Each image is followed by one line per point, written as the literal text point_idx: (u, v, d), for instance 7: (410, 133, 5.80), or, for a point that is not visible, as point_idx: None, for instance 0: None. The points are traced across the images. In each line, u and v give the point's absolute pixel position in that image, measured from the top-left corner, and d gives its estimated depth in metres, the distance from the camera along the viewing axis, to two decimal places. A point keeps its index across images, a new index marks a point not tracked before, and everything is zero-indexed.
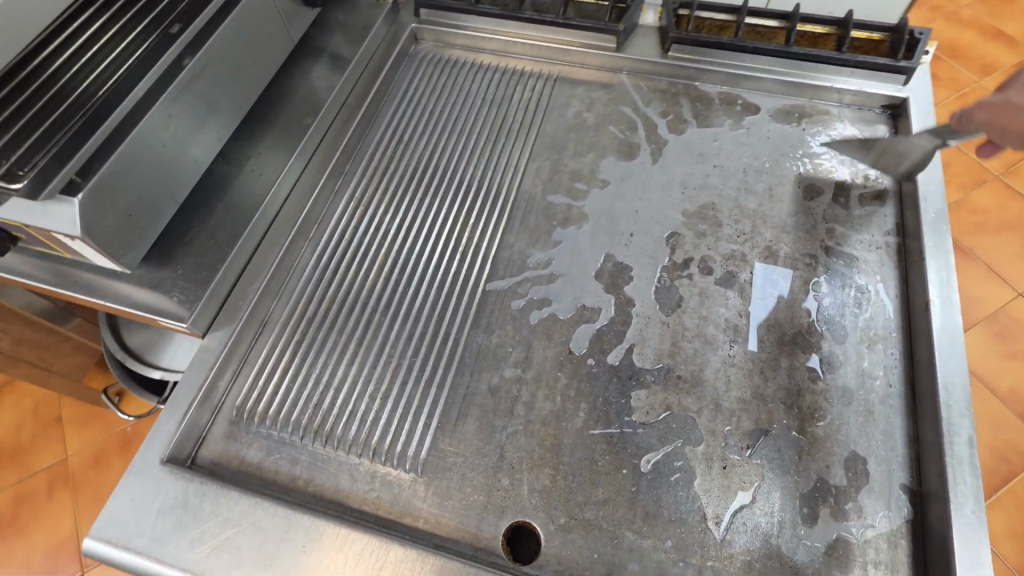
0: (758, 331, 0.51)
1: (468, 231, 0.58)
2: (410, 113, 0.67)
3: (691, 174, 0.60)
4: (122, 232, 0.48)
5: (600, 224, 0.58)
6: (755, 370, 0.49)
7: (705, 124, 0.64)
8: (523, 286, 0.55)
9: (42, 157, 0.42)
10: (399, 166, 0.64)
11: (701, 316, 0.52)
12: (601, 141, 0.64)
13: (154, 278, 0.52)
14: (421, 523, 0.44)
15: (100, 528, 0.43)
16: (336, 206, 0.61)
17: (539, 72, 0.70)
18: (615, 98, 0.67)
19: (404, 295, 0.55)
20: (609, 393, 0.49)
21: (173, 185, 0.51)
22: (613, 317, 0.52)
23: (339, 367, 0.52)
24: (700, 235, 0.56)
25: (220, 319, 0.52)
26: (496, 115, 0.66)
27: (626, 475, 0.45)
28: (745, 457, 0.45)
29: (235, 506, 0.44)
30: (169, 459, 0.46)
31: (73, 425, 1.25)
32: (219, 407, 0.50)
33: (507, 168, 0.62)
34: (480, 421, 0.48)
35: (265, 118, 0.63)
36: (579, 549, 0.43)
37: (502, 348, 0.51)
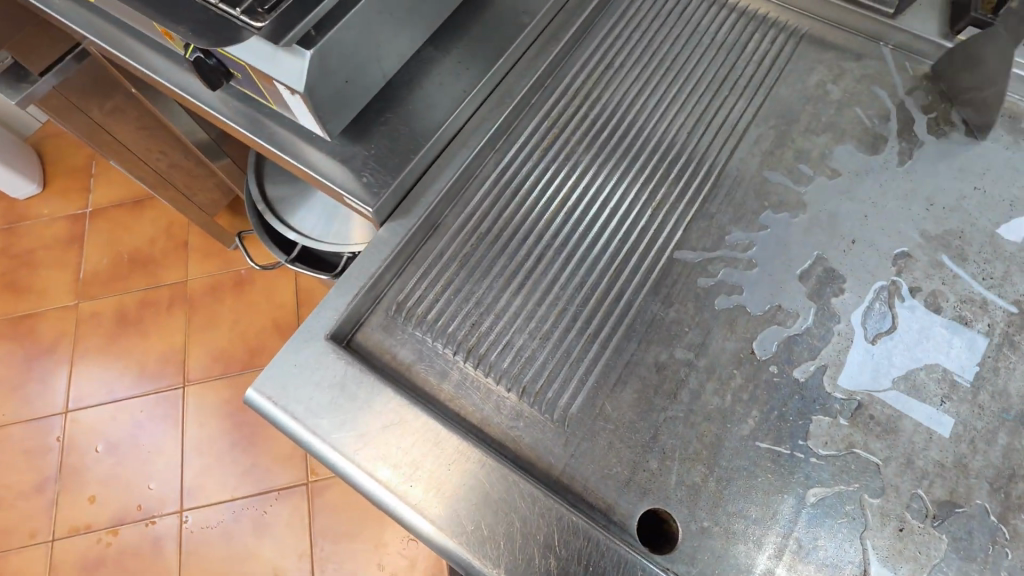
0: (979, 394, 0.44)
1: (666, 186, 0.53)
2: (628, 35, 0.60)
3: (944, 189, 0.51)
4: (336, 99, 0.46)
5: (818, 219, 0.50)
6: (965, 436, 0.42)
7: (977, 133, 0.53)
8: (715, 264, 0.49)
9: (284, 0, 0.39)
10: (603, 93, 0.57)
11: (913, 357, 0.45)
12: (841, 123, 0.54)
13: (345, 151, 0.51)
14: (558, 477, 0.43)
15: (262, 383, 0.44)
16: (528, 121, 0.56)
17: (785, 22, 0.60)
18: (870, 75, 0.57)
19: (583, 238, 0.51)
20: (786, 409, 0.44)
21: (386, 60, 0.48)
22: (810, 328, 0.46)
23: (503, 293, 0.49)
24: (936, 264, 0.48)
25: (398, 211, 0.51)
26: (724, 61, 0.58)
27: (786, 501, 0.41)
28: (927, 526, 0.40)
29: (386, 404, 0.43)
30: (331, 337, 0.47)
31: (197, 253, 1.36)
32: (379, 298, 0.50)
33: (724, 126, 0.55)
34: (639, 394, 0.45)
35: (477, 6, 0.58)
36: (716, 558, 0.40)
37: (678, 325, 0.47)
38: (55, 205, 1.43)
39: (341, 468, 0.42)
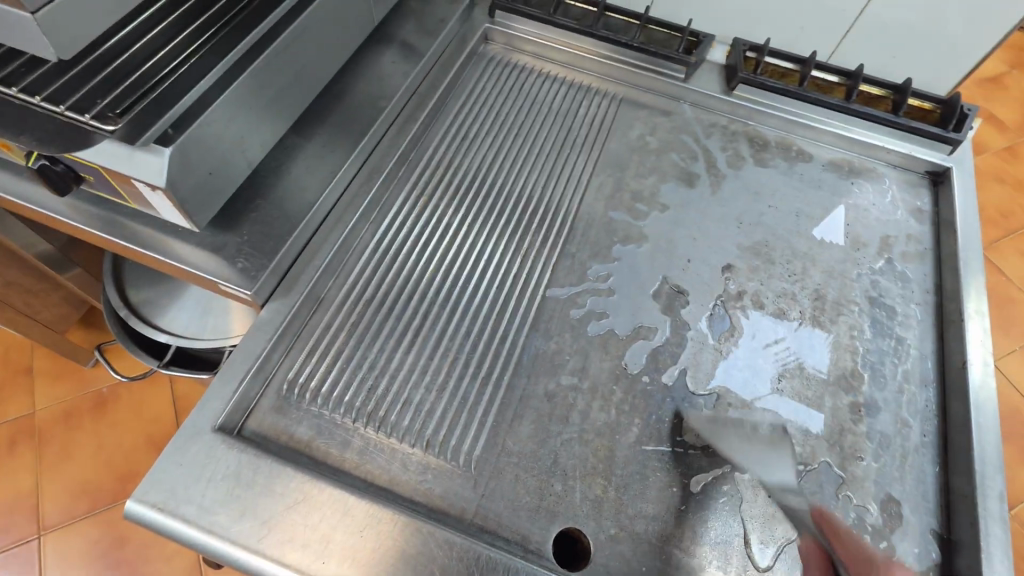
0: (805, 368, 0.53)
1: (530, 235, 0.59)
2: (477, 111, 0.68)
3: (747, 210, 0.62)
4: (201, 190, 0.46)
5: (658, 246, 0.59)
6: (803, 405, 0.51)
7: (762, 163, 0.66)
8: (583, 296, 0.55)
9: (137, 102, 0.41)
10: (463, 161, 0.64)
11: (747, 356, 0.53)
12: (662, 166, 0.65)
13: (215, 241, 0.51)
14: (473, 520, 0.44)
15: (144, 492, 0.41)
16: (398, 193, 0.61)
17: (605, 90, 0.71)
18: (677, 126, 0.69)
19: (463, 291, 0.55)
20: (662, 412, 0.50)
21: (251, 149, 0.50)
22: (668, 338, 0.54)
23: (395, 353, 0.51)
24: (753, 269, 0.58)
25: (279, 291, 0.52)
26: (561, 126, 0.67)
27: (676, 493, 0.46)
28: (789, 487, 0.47)
29: (288, 484, 0.42)
30: (220, 427, 0.45)
31: (45, 378, 1.19)
32: (269, 380, 0.49)
33: (571, 179, 0.63)
34: (536, 424, 0.49)
35: (335, 96, 0.63)
36: (627, 561, 0.44)
37: (560, 355, 0.52)
38: None
39: (245, 564, 0.40)
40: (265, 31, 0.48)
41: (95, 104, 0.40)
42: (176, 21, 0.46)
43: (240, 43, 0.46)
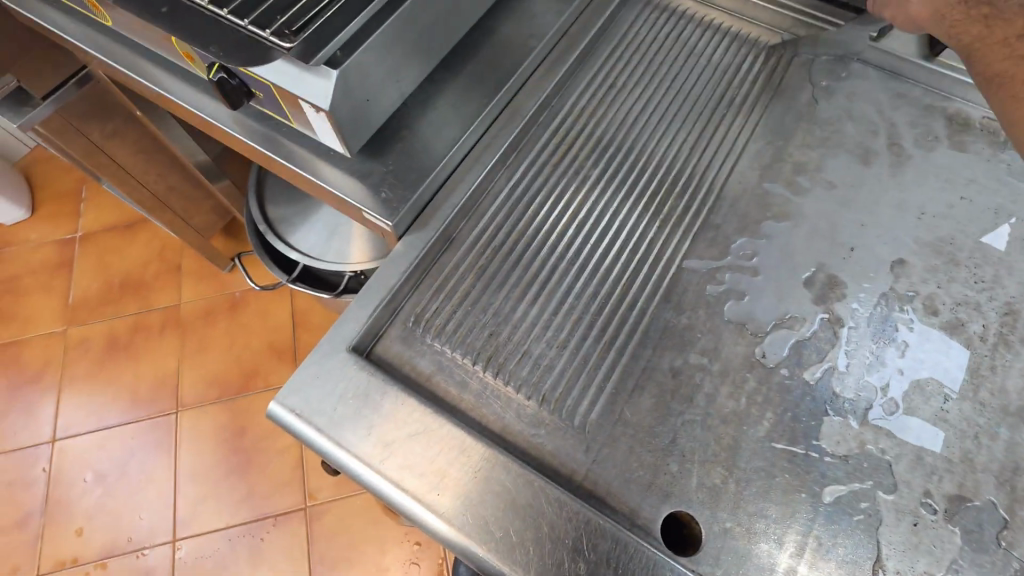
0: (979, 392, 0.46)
1: (671, 200, 0.55)
2: (628, 58, 0.63)
3: (934, 199, 0.54)
4: (357, 116, 0.47)
5: (817, 228, 0.53)
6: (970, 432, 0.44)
7: (960, 146, 0.56)
8: (723, 272, 0.51)
9: (311, 22, 0.42)
10: (607, 112, 0.60)
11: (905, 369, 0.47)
12: (834, 138, 0.57)
13: (361, 169, 0.53)
14: (581, 482, 0.44)
15: (285, 395, 0.44)
16: (536, 140, 0.58)
17: (777, 45, 0.63)
18: (858, 93, 0.60)
19: (594, 251, 0.52)
20: (799, 410, 0.45)
21: (404, 81, 0.50)
22: (816, 333, 0.48)
23: (518, 303, 0.51)
24: (931, 269, 0.50)
25: (415, 227, 0.52)
26: (721, 83, 0.61)
27: (804, 500, 0.42)
28: (941, 520, 0.41)
29: (410, 413, 0.44)
30: (353, 348, 0.47)
31: (190, 276, 1.34)
32: (397, 312, 0.50)
33: (725, 143, 0.57)
34: (657, 398, 0.46)
35: (485, 31, 0.60)
36: (740, 558, 0.41)
37: (690, 331, 0.49)
38: (44, 230, 1.41)
39: (366, 479, 0.42)
40: None
41: (274, 21, 0.42)
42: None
43: None
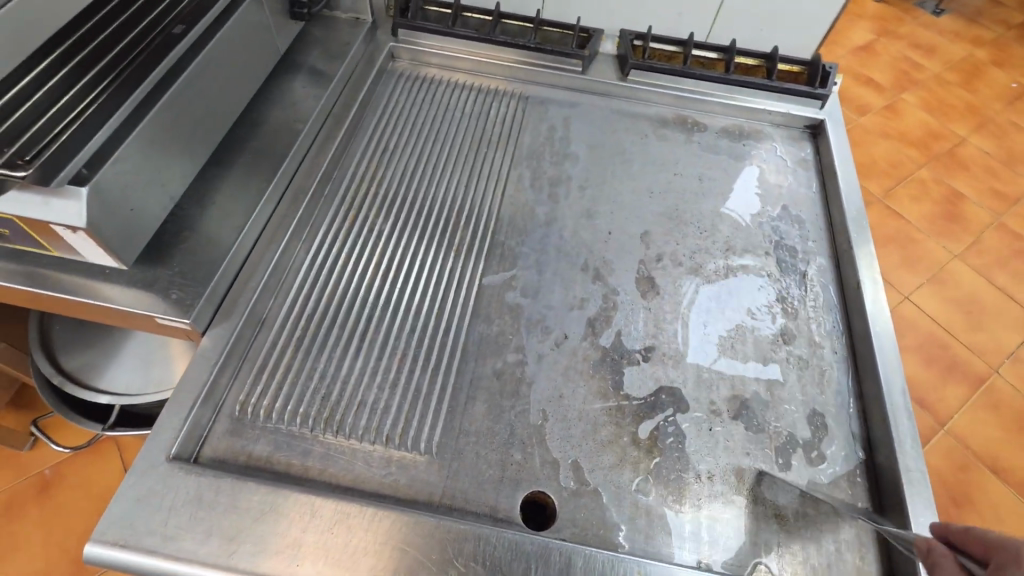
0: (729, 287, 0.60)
1: (460, 232, 0.62)
2: (393, 125, 0.70)
3: (656, 180, 0.68)
4: (123, 228, 0.47)
5: (579, 223, 0.63)
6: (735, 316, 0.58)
7: (662, 137, 0.72)
8: (517, 279, 0.59)
9: (47, 146, 0.41)
10: (385, 173, 0.66)
11: (672, 313, 0.57)
12: (574, 152, 0.70)
13: (143, 277, 0.51)
14: (441, 501, 0.46)
15: (102, 531, 0.40)
16: (325, 211, 0.62)
17: (512, 91, 0.76)
18: (583, 114, 0.74)
19: (404, 292, 0.57)
20: (603, 371, 0.53)
21: (169, 182, 0.50)
22: (602, 305, 0.57)
23: (343, 359, 0.53)
24: (669, 232, 0.63)
25: (218, 317, 0.52)
26: (475, 127, 0.71)
27: (627, 442, 0.50)
28: (728, 419, 0.51)
29: (251, 498, 0.43)
30: (174, 457, 0.45)
31: None
32: (219, 405, 0.49)
33: (492, 175, 0.67)
34: (489, 403, 0.51)
35: (250, 124, 0.64)
36: (590, 512, 0.46)
37: (502, 336, 0.55)
38: None
39: None
40: (161, 75, 0.48)
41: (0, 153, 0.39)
42: (65, 60, 0.44)
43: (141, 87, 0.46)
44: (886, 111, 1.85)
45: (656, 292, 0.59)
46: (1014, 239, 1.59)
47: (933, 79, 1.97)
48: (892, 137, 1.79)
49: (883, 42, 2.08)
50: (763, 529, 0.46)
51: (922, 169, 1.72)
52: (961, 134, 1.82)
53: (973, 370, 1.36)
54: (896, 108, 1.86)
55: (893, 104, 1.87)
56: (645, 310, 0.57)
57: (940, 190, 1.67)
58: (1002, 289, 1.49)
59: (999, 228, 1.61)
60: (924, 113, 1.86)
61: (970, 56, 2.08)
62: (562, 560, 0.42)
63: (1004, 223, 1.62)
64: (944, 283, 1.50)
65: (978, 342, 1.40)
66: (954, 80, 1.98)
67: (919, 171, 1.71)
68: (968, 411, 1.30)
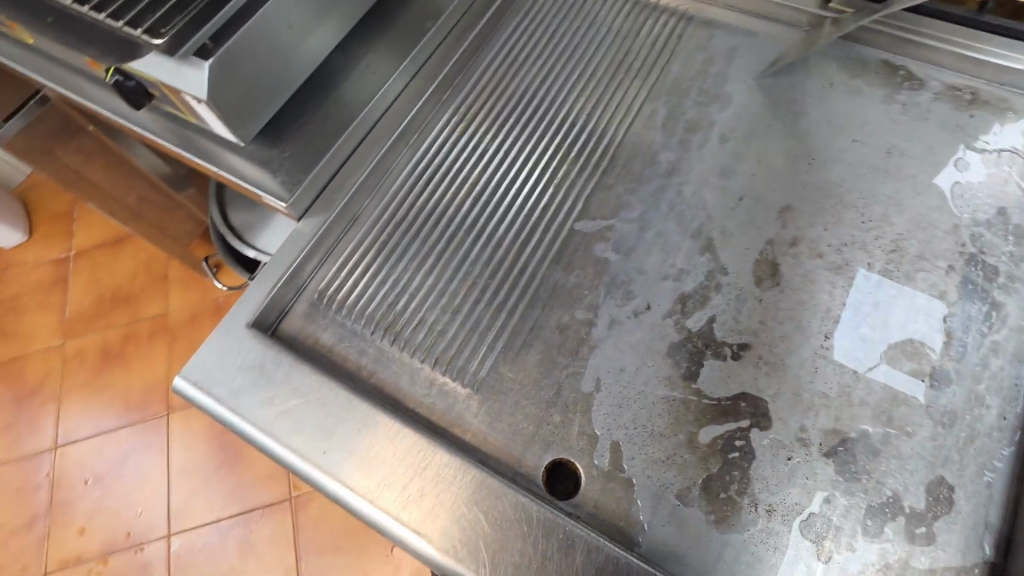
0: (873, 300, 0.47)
1: (565, 165, 0.56)
2: (530, 34, 0.64)
3: (826, 145, 0.54)
4: (242, 106, 0.49)
5: (707, 180, 0.54)
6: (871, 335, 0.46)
7: (853, 90, 0.57)
8: (613, 230, 0.52)
9: (182, 18, 0.43)
10: (507, 86, 0.61)
11: (787, 312, 0.47)
12: (729, 92, 0.58)
13: (261, 155, 0.56)
14: (469, 437, 0.46)
15: (188, 370, 0.47)
16: (439, 118, 0.60)
17: (676, 7, 0.64)
18: (756, 47, 0.61)
19: (491, 219, 0.54)
20: (680, 357, 0.46)
21: (292, 66, 0.52)
22: (703, 282, 0.49)
23: (416, 273, 0.53)
24: (820, 214, 0.51)
25: (315, 206, 0.55)
26: (619, 48, 0.62)
27: (682, 441, 0.44)
28: (816, 455, 0.42)
29: (303, 380, 0.46)
30: (254, 323, 0.50)
31: (176, 286, 1.36)
32: (302, 288, 0.53)
33: (621, 107, 0.58)
34: (543, 355, 0.48)
35: (387, 17, 0.63)
36: (616, 499, 0.43)
37: (578, 289, 0.50)
38: (37, 249, 1.42)
39: (261, 443, 0.44)
40: None
41: (146, 21, 0.43)
42: None
43: None
44: None
45: (775, 283, 0.48)
46: None
47: None
48: None
49: None
50: None
51: None
52: None
53: None
54: None
55: None
56: (755, 301, 0.48)
57: None
58: None
59: None
60: None
61: None
62: (565, 540, 0.40)
63: None
64: None
65: None
66: None
67: None
68: None
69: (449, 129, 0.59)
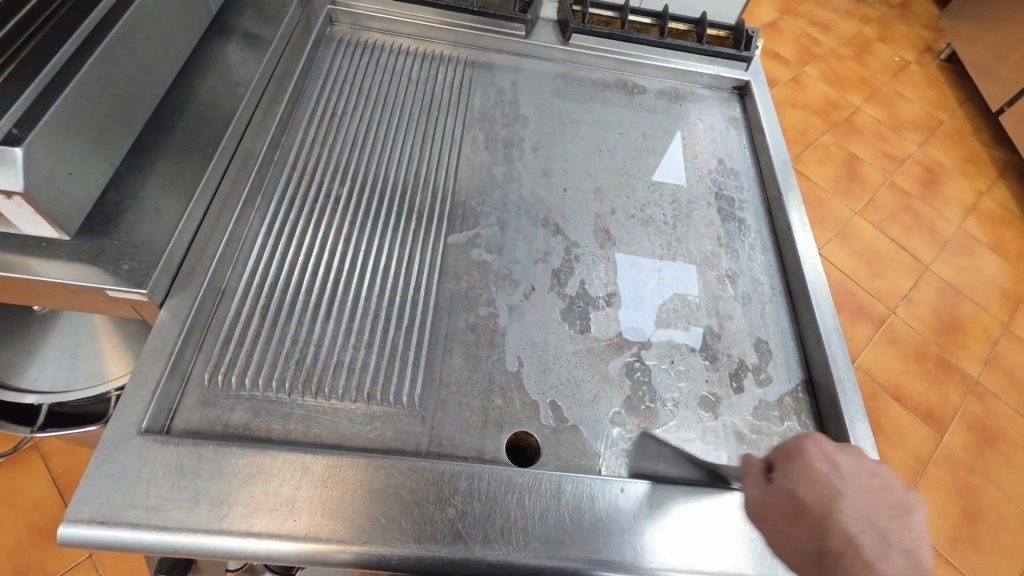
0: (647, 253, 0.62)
1: (418, 195, 0.61)
2: (339, 90, 0.68)
3: (604, 139, 0.71)
4: (60, 196, 0.43)
5: (536, 181, 0.65)
6: (658, 278, 0.60)
7: (606, 99, 0.75)
8: (481, 237, 0.60)
9: None
10: (335, 138, 0.64)
11: (628, 262, 0.61)
12: (524, 113, 0.72)
13: (86, 249, 0.48)
14: (428, 448, 0.47)
15: (77, 510, 0.38)
16: (277, 178, 0.60)
17: (458, 56, 0.76)
18: (530, 78, 0.76)
19: (369, 255, 0.56)
20: (571, 318, 0.56)
21: (109, 148, 0.47)
22: (564, 257, 0.60)
23: (314, 324, 0.51)
24: (620, 188, 0.67)
25: (176, 287, 0.50)
26: (424, 92, 0.70)
27: (599, 381, 0.53)
28: (688, 354, 0.56)
29: (238, 462, 0.42)
30: (146, 430, 0.43)
31: None
32: (187, 378, 0.47)
33: (445, 138, 0.67)
34: (466, 354, 0.52)
35: (185, 89, 0.60)
36: (571, 445, 0.49)
37: (472, 291, 0.56)
38: None
39: (211, 548, 0.39)
40: (89, 31, 0.44)
41: None
42: None
43: (66, 45, 0.42)
44: (792, 83, 2.01)
45: (612, 244, 0.62)
46: (904, 196, 1.79)
47: (831, 53, 2.16)
48: (799, 107, 1.94)
49: (787, 20, 2.25)
50: (723, 445, 0.51)
51: (825, 136, 1.88)
52: (856, 104, 2.00)
53: (876, 313, 1.53)
54: (801, 81, 2.03)
55: (798, 77, 2.04)
56: (604, 261, 0.60)
57: (842, 153, 1.85)
58: (896, 241, 1.68)
59: (892, 186, 1.80)
60: (825, 86, 2.03)
61: (860, 32, 2.29)
62: (552, 488, 0.45)
63: (895, 181, 1.82)
64: (848, 238, 1.66)
65: (879, 287, 1.58)
66: (847, 55, 2.17)
67: (823, 137, 1.88)
68: (873, 348, 1.48)
69: (294, 184, 0.60)
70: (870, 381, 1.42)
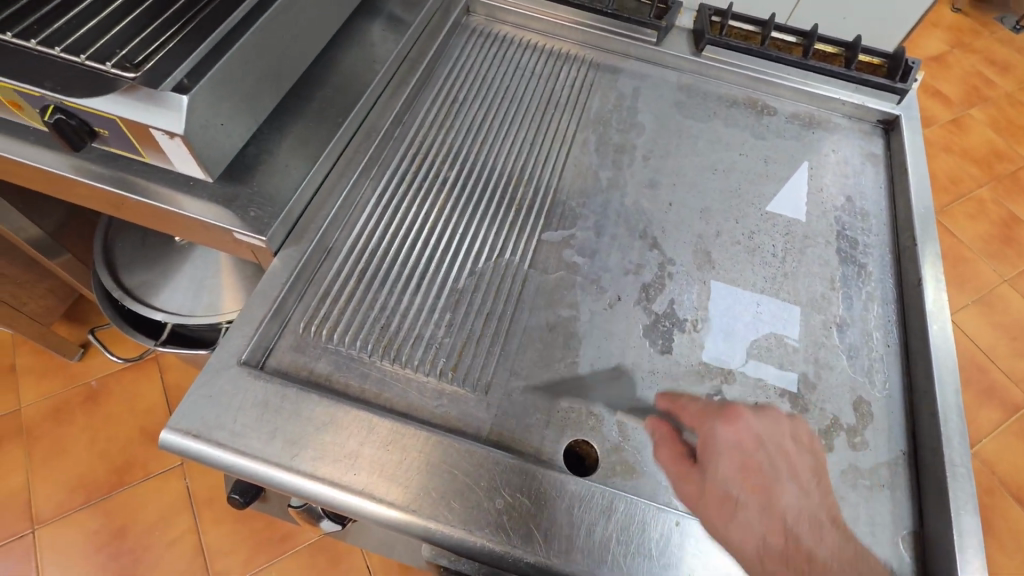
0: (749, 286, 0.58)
1: (521, 188, 0.62)
2: (464, 78, 0.71)
3: (722, 158, 0.68)
4: (211, 144, 0.49)
5: (641, 192, 0.64)
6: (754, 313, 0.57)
7: (731, 116, 0.72)
8: (575, 238, 0.59)
9: (154, 53, 0.44)
10: (453, 122, 0.67)
11: (725, 290, 0.58)
12: (640, 121, 0.70)
13: (224, 193, 0.54)
14: (489, 435, 0.48)
15: (177, 421, 0.43)
16: (394, 153, 0.63)
17: (584, 56, 0.75)
18: (653, 86, 0.74)
19: (465, 238, 0.58)
20: (653, 337, 0.54)
21: (256, 107, 0.52)
22: (657, 273, 0.58)
23: (404, 294, 0.54)
24: (730, 211, 0.63)
25: (291, 240, 0.54)
26: (545, 89, 0.71)
27: (672, 406, 0.51)
28: (775, 398, 0.52)
29: (315, 409, 0.45)
30: (244, 362, 0.48)
31: (29, 375, 1.15)
32: (286, 323, 0.52)
33: (557, 136, 0.67)
34: (540, 352, 0.52)
35: (329, 61, 0.65)
36: (631, 465, 0.48)
37: (557, 291, 0.56)
38: None
39: (279, 481, 0.42)
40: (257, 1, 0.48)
41: (114, 54, 0.43)
42: None
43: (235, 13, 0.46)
44: (951, 125, 1.79)
45: (710, 268, 0.59)
46: None
47: (1005, 97, 1.90)
48: (954, 153, 1.73)
49: (957, 54, 2.01)
50: None
51: (982, 188, 1.66)
52: None
53: (1010, 398, 1.33)
54: (962, 123, 1.80)
55: (959, 118, 1.81)
56: (699, 284, 0.58)
57: (999, 211, 1.62)
58: None
59: None
60: (991, 133, 1.79)
61: None
62: (603, 503, 0.44)
63: None
64: (990, 307, 1.46)
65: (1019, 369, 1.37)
66: None
67: (979, 189, 1.66)
68: (999, 435, 1.29)
69: (409, 161, 0.63)
70: (987, 472, 1.24)
